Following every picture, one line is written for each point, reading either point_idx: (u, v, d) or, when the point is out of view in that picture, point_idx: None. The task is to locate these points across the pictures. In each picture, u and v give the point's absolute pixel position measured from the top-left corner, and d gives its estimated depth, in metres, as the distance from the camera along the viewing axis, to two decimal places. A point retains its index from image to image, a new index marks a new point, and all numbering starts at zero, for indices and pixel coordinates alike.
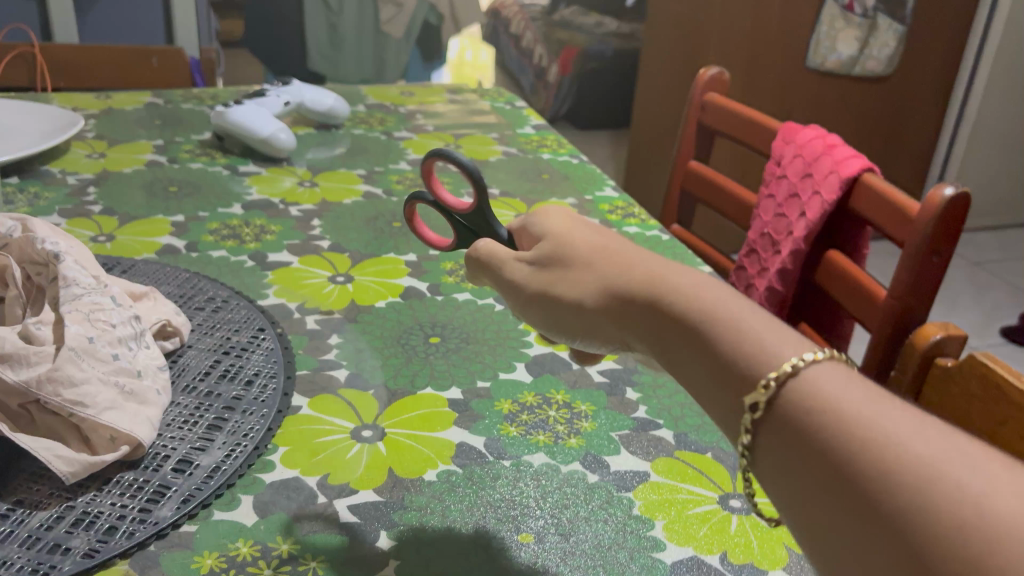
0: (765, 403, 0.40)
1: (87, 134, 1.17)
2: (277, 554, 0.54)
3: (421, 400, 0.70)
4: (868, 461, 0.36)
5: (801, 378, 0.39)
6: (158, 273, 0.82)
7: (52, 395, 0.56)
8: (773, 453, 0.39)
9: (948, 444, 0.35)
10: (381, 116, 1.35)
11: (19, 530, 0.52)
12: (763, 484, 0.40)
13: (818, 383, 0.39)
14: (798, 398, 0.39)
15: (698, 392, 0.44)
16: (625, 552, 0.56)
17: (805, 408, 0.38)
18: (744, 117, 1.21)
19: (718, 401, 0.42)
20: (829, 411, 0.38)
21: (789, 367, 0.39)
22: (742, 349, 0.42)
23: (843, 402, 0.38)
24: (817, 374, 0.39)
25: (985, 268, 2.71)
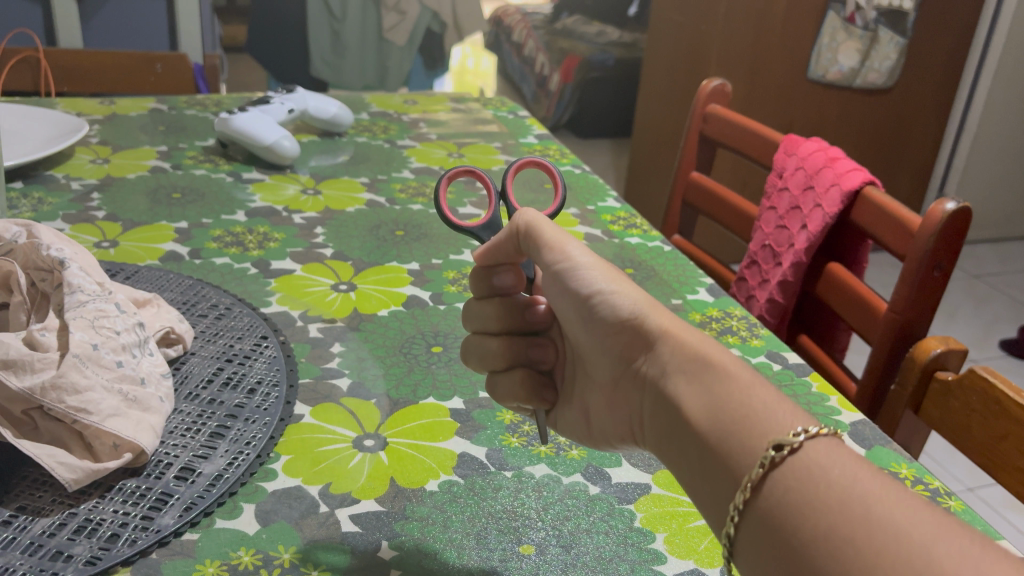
0: (767, 468, 0.43)
1: (92, 139, 1.17)
2: (278, 564, 0.54)
3: (423, 410, 0.70)
4: (857, 530, 0.38)
5: (800, 454, 0.43)
6: (161, 280, 0.82)
7: (56, 402, 0.56)
8: (768, 511, 0.42)
9: (932, 521, 0.38)
10: (384, 124, 1.36)
11: (21, 537, 0.52)
12: (749, 545, 0.43)
13: (815, 459, 0.42)
14: (795, 470, 0.42)
15: (701, 438, 0.47)
16: (626, 564, 0.56)
17: (801, 480, 0.42)
18: (747, 129, 1.21)
19: (720, 457, 0.46)
20: (824, 485, 0.41)
21: (793, 440, 0.43)
22: (752, 420, 0.45)
23: (836, 478, 0.41)
24: (815, 451, 0.42)
25: (985, 281, 2.71)
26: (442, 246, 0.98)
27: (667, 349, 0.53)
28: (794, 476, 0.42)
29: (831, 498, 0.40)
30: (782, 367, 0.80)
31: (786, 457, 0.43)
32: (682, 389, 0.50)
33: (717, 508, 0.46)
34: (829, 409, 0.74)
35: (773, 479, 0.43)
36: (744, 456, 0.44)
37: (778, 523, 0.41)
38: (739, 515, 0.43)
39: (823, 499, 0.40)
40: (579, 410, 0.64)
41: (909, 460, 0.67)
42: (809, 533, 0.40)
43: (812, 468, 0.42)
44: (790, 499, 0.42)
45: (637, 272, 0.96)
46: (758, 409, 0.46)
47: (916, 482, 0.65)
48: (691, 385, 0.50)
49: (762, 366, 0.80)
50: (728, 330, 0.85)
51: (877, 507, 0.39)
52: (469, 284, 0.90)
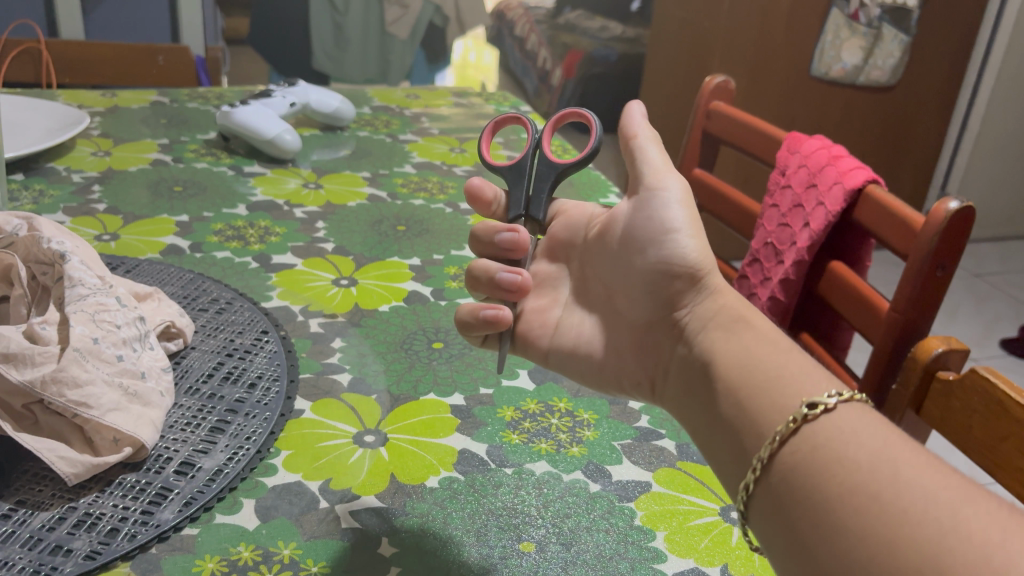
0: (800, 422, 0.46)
1: (93, 132, 1.17)
2: (278, 559, 0.54)
3: (423, 406, 0.70)
4: (882, 486, 0.41)
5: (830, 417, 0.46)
6: (162, 274, 0.82)
7: (56, 396, 0.56)
8: (793, 468, 0.45)
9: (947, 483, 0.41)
10: (386, 119, 1.35)
11: (21, 531, 0.52)
12: (768, 494, 0.46)
13: (840, 424, 0.45)
14: (823, 431, 0.45)
15: (734, 390, 0.51)
16: (626, 562, 0.56)
17: (828, 439, 0.45)
18: (750, 126, 1.21)
19: (751, 410, 0.49)
20: (848, 445, 0.44)
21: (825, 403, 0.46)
22: (785, 387, 0.49)
23: (860, 440, 0.44)
24: (841, 417, 0.46)
25: (986, 280, 2.71)
26: (443, 242, 0.98)
27: (709, 304, 0.58)
28: (822, 436, 0.45)
29: (860, 458, 0.43)
30: None
31: (818, 414, 0.46)
32: (718, 342, 0.55)
33: (737, 460, 0.49)
34: None
35: (800, 435, 0.46)
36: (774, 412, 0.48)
37: (802, 479, 0.44)
38: (761, 468, 0.46)
39: (849, 460, 0.43)
40: (590, 354, 0.67)
41: None
42: (832, 487, 0.43)
43: (839, 431, 0.45)
44: (817, 456, 0.44)
45: None
46: (794, 372, 0.50)
47: None
48: (726, 338, 0.55)
49: None
50: None
51: (903, 469, 0.42)
52: None
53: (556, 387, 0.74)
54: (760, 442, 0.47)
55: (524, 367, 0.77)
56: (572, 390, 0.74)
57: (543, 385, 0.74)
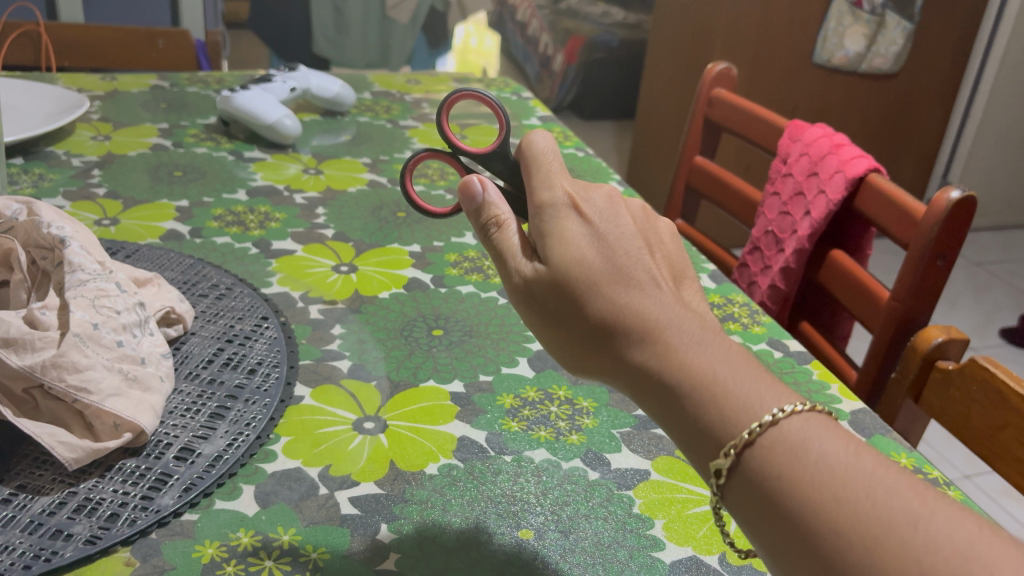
0: (729, 468, 0.42)
1: (93, 115, 1.17)
2: (277, 545, 0.54)
3: (423, 393, 0.70)
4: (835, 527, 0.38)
5: (769, 444, 0.41)
6: (162, 259, 0.81)
7: (56, 381, 0.56)
8: (743, 507, 0.42)
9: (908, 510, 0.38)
10: (387, 104, 1.35)
11: (21, 516, 0.53)
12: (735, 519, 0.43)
13: (784, 446, 0.41)
14: (764, 462, 0.41)
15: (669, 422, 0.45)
16: (624, 550, 0.56)
17: (772, 475, 0.41)
18: (752, 113, 1.21)
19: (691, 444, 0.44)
20: (797, 477, 0.40)
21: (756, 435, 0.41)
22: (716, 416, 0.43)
23: (809, 465, 0.40)
24: (784, 438, 0.41)
25: (987, 269, 2.71)
26: (444, 229, 0.98)
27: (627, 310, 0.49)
28: (763, 469, 0.41)
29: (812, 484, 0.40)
30: (784, 355, 0.80)
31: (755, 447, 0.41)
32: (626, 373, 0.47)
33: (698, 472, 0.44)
34: (829, 397, 0.73)
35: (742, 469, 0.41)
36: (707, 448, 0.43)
37: (757, 525, 0.41)
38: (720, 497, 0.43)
39: (797, 506, 0.39)
40: None
41: (909, 450, 0.67)
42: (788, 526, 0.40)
43: (782, 465, 0.41)
44: (767, 499, 0.41)
45: None
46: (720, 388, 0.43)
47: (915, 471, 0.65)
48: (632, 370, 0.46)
49: (763, 353, 0.80)
50: (730, 317, 0.85)
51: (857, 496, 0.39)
52: (470, 267, 0.90)
53: (555, 375, 0.74)
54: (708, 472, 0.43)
55: (523, 354, 0.76)
56: (571, 378, 0.74)
57: (542, 372, 0.74)
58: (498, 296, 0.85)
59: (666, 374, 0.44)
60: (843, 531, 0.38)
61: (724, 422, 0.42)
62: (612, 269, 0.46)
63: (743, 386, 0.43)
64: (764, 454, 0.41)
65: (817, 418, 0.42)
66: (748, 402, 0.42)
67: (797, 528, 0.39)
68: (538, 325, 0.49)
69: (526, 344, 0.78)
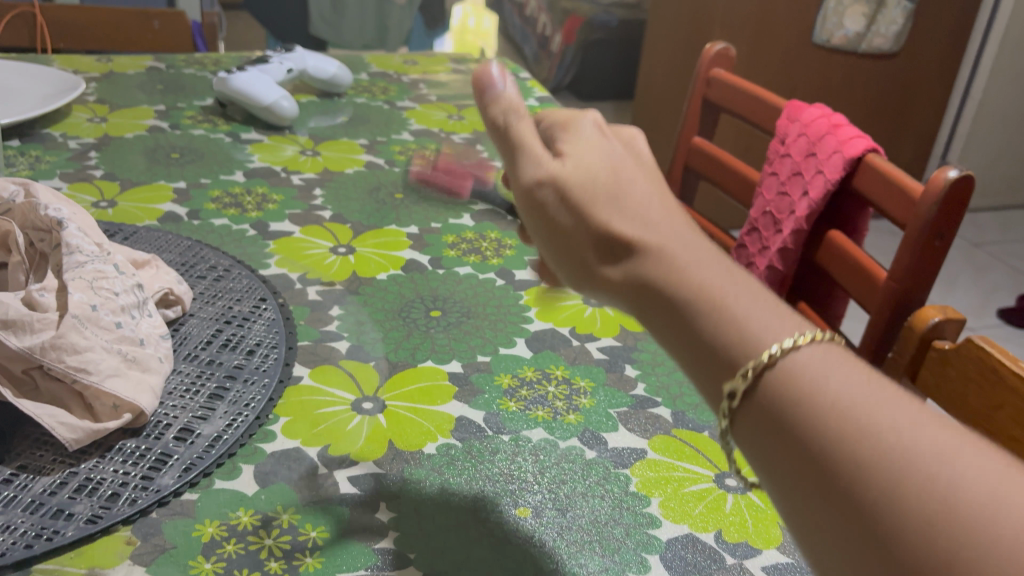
0: (743, 392, 0.36)
1: (89, 97, 1.16)
2: (277, 524, 0.55)
3: (421, 373, 0.70)
4: (864, 468, 0.31)
5: (779, 369, 0.35)
6: (160, 241, 0.82)
7: (55, 362, 0.56)
8: (753, 442, 0.36)
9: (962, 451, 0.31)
10: (384, 85, 1.34)
11: (22, 496, 0.53)
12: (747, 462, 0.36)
13: (801, 373, 0.35)
14: (780, 390, 0.35)
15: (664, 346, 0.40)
16: (621, 528, 0.57)
17: (791, 401, 0.34)
18: (750, 94, 1.20)
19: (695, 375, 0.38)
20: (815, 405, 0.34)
21: (766, 356, 0.35)
22: (719, 329, 0.37)
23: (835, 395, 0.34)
24: (800, 362, 0.35)
25: (984, 249, 2.71)
26: (441, 210, 0.98)
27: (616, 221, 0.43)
28: (779, 398, 0.35)
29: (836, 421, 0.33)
30: None
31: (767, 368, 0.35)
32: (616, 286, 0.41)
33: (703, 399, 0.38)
34: None
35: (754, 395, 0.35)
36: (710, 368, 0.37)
37: (773, 465, 0.35)
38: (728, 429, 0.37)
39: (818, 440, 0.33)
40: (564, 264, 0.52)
41: None
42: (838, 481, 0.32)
43: (801, 395, 0.34)
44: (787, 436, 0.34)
45: None
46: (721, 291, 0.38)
47: None
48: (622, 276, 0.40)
49: None
50: None
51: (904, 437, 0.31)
52: (468, 249, 0.90)
53: (553, 355, 0.75)
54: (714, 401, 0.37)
55: (521, 335, 0.77)
56: (569, 358, 0.74)
57: (540, 353, 0.75)
58: (496, 278, 0.85)
59: (676, 293, 0.38)
60: (863, 465, 0.31)
61: (736, 348, 0.36)
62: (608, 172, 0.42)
63: (758, 311, 0.37)
64: (777, 380, 0.35)
65: (838, 348, 0.36)
66: (766, 330, 0.36)
67: (814, 463, 0.33)
68: (541, 248, 0.44)
69: (524, 325, 0.78)
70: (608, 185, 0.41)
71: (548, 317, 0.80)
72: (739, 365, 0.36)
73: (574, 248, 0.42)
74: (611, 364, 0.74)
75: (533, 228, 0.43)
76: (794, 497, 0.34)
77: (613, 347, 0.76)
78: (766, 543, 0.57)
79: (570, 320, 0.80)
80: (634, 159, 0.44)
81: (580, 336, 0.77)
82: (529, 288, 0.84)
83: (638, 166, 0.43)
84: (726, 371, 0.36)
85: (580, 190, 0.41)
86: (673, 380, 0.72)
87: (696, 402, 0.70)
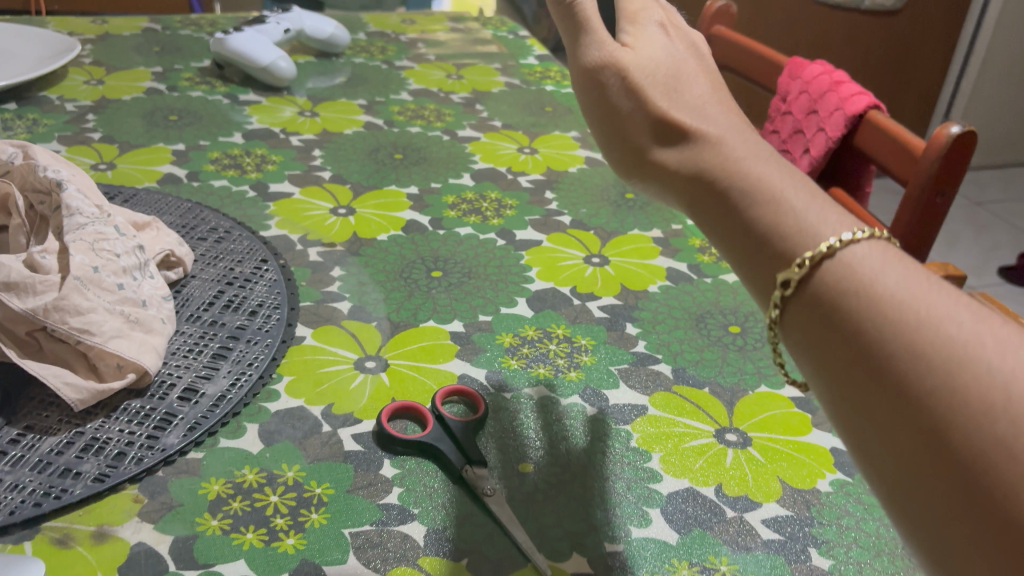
0: (796, 282, 0.40)
1: (85, 60, 1.15)
2: (283, 482, 0.55)
3: (423, 333, 0.70)
4: (902, 343, 0.36)
5: (835, 259, 0.39)
6: (160, 203, 0.81)
7: (59, 323, 0.57)
8: (800, 327, 0.40)
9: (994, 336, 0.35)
10: (382, 45, 1.33)
11: (30, 455, 0.53)
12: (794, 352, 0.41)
13: (853, 264, 0.39)
14: (830, 278, 0.39)
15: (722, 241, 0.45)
16: (622, 482, 0.58)
17: (839, 287, 0.39)
18: (752, 51, 1.19)
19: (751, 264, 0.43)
20: (863, 291, 0.38)
21: (824, 248, 0.39)
22: (778, 223, 0.42)
23: (879, 285, 0.38)
24: (853, 255, 0.39)
25: (986, 207, 2.70)
26: (441, 171, 0.97)
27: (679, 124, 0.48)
28: (830, 285, 0.39)
29: (885, 305, 0.37)
30: None
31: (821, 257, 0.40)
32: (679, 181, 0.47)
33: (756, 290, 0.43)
34: None
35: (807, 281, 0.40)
36: (767, 260, 0.42)
37: (818, 345, 0.39)
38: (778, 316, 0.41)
39: (862, 320, 0.38)
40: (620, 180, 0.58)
41: None
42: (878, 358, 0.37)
43: (852, 282, 0.39)
44: (831, 319, 0.39)
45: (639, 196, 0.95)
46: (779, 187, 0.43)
47: None
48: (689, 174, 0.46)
49: None
50: None
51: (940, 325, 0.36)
52: (468, 209, 0.90)
53: (554, 315, 0.75)
54: (766, 289, 0.42)
55: (522, 295, 0.77)
56: (570, 317, 0.74)
57: (541, 312, 0.75)
58: (497, 238, 0.85)
59: (735, 184, 0.44)
60: (918, 352, 0.35)
61: (792, 238, 0.41)
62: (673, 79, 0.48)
63: (811, 204, 0.42)
64: (830, 271, 0.39)
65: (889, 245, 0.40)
66: (820, 220, 0.41)
67: (862, 341, 0.37)
68: (602, 133, 0.50)
69: (525, 285, 0.78)
70: (670, 78, 0.48)
71: (548, 276, 0.80)
72: (796, 258, 0.40)
73: (631, 128, 0.48)
74: (611, 323, 0.74)
75: (594, 109, 0.49)
76: (841, 373, 0.38)
77: (614, 306, 0.76)
78: (766, 496, 0.58)
79: (571, 279, 0.80)
80: (696, 61, 0.50)
81: (581, 295, 0.77)
82: (530, 248, 0.84)
83: (699, 67, 0.50)
84: (783, 262, 0.41)
85: (645, 80, 0.48)
86: (674, 338, 0.73)
87: (697, 359, 0.70)
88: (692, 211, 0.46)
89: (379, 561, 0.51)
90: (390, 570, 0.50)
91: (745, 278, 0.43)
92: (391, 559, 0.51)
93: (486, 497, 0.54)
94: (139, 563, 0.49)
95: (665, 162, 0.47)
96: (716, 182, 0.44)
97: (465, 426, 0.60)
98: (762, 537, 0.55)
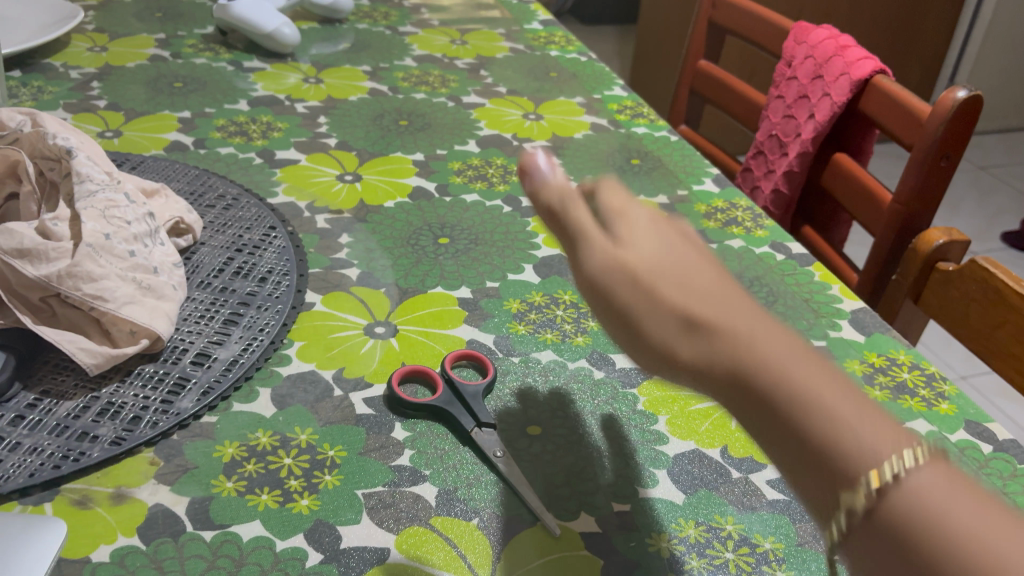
0: (861, 507, 0.34)
1: (87, 27, 1.15)
2: (296, 444, 0.56)
3: (431, 299, 0.71)
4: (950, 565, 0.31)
5: (894, 491, 0.33)
6: (167, 170, 0.82)
7: (72, 290, 0.57)
8: (860, 550, 0.34)
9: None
10: (385, 10, 1.32)
11: (47, 419, 0.54)
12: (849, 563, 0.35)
13: (912, 494, 0.33)
14: (888, 507, 0.33)
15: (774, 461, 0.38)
16: (629, 444, 0.59)
17: (893, 519, 0.33)
18: (758, 16, 1.18)
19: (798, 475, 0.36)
20: (921, 522, 0.33)
21: (885, 477, 0.33)
22: (819, 427, 0.36)
23: (931, 510, 0.33)
24: (916, 486, 0.33)
25: (990, 172, 2.70)
26: (446, 137, 0.97)
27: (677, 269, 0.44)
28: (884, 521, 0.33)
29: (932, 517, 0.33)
30: (786, 258, 0.80)
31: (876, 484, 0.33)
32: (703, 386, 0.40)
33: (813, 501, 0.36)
34: (830, 298, 0.75)
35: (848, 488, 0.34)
36: (807, 462, 0.36)
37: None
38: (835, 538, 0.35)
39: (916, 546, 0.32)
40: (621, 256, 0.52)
41: (907, 347, 0.70)
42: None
43: (907, 514, 0.33)
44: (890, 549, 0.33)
45: (645, 162, 0.95)
46: (810, 377, 0.37)
47: (912, 367, 0.68)
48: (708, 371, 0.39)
49: (765, 256, 0.81)
50: (733, 221, 0.86)
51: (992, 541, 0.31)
52: (474, 175, 0.90)
53: (561, 280, 0.75)
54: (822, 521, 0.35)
55: (529, 261, 0.77)
56: None
57: (548, 278, 0.75)
58: (503, 205, 0.86)
59: (768, 388, 0.37)
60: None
61: (826, 443, 0.35)
62: (676, 268, 0.43)
63: (856, 409, 0.36)
64: (808, 418, 0.36)
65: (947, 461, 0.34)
66: (858, 426, 0.35)
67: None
68: (602, 311, 0.44)
69: (532, 251, 0.79)
70: (677, 271, 0.43)
71: (555, 243, 0.80)
72: (856, 482, 0.34)
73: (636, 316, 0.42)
74: None
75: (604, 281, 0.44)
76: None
77: None
78: None
79: None
80: (688, 242, 0.46)
81: None
82: (536, 215, 0.84)
83: (696, 250, 0.45)
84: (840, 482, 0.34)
85: (646, 272, 0.43)
86: None
87: None
88: (730, 411, 0.39)
89: (392, 521, 0.52)
90: (403, 530, 0.51)
91: (799, 491, 0.37)
92: (403, 519, 0.52)
93: (496, 459, 0.55)
94: (157, 524, 0.50)
95: (686, 358, 0.40)
96: (759, 392, 0.37)
97: (475, 390, 0.60)
98: (767, 497, 0.56)
